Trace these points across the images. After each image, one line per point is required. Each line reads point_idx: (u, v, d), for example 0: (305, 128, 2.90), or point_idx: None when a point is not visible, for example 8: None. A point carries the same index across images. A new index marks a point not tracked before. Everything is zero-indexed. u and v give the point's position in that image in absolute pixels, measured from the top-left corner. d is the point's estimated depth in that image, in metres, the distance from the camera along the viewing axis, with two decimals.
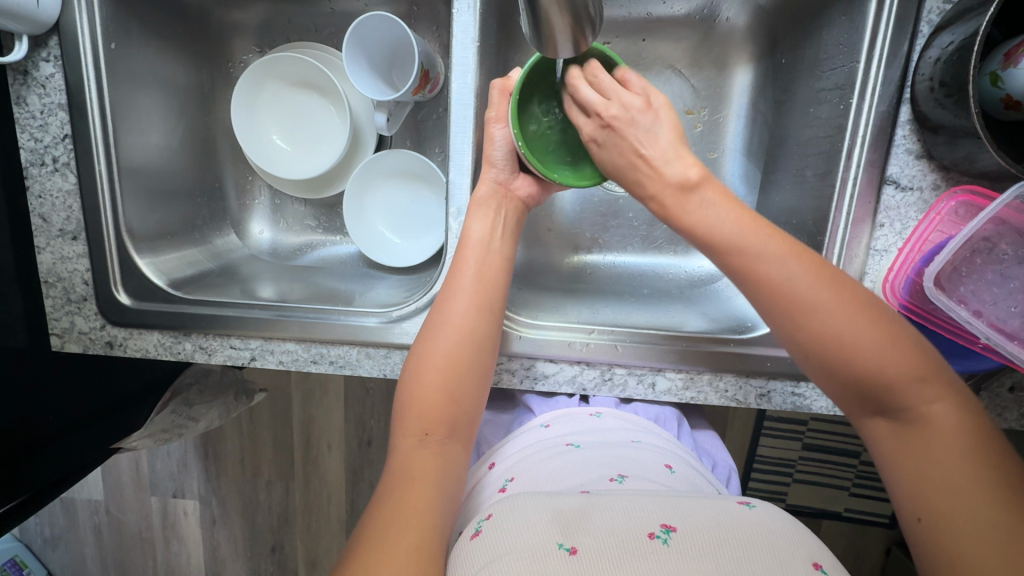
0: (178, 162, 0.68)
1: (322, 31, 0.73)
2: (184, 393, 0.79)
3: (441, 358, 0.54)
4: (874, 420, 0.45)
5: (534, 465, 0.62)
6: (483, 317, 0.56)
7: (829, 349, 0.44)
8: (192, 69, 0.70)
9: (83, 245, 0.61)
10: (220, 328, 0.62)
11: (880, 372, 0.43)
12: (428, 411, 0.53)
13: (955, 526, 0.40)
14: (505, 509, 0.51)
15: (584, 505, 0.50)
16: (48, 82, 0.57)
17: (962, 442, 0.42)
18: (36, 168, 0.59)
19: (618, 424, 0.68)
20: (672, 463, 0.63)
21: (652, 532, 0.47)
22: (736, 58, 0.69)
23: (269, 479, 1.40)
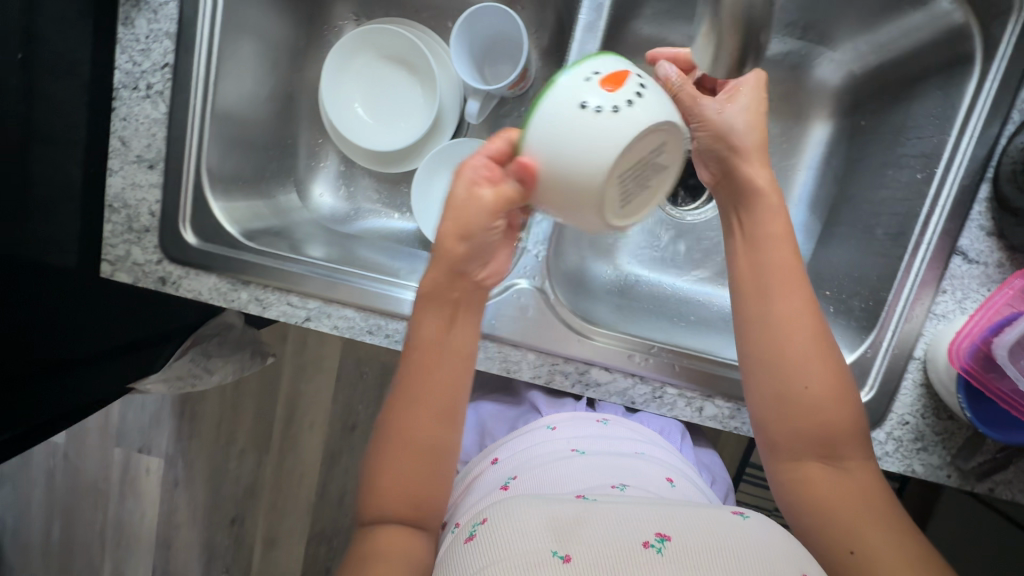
0: (261, 113, 0.68)
1: (421, 13, 0.74)
2: (202, 344, 0.85)
3: (400, 463, 0.51)
4: (809, 466, 0.51)
5: (536, 467, 0.63)
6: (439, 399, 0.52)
7: (806, 391, 0.51)
8: (291, 22, 0.69)
9: (158, 176, 0.60)
10: (282, 282, 0.61)
11: (834, 424, 0.50)
12: (410, 449, 0.51)
13: (878, 553, 0.46)
14: (502, 512, 0.50)
15: (580, 513, 0.49)
16: (160, 8, 0.57)
17: (874, 492, 0.49)
18: (128, 92, 0.58)
19: (625, 432, 0.69)
20: (672, 477, 0.63)
21: (648, 541, 0.46)
22: (816, 113, 0.71)
23: (242, 449, 1.36)
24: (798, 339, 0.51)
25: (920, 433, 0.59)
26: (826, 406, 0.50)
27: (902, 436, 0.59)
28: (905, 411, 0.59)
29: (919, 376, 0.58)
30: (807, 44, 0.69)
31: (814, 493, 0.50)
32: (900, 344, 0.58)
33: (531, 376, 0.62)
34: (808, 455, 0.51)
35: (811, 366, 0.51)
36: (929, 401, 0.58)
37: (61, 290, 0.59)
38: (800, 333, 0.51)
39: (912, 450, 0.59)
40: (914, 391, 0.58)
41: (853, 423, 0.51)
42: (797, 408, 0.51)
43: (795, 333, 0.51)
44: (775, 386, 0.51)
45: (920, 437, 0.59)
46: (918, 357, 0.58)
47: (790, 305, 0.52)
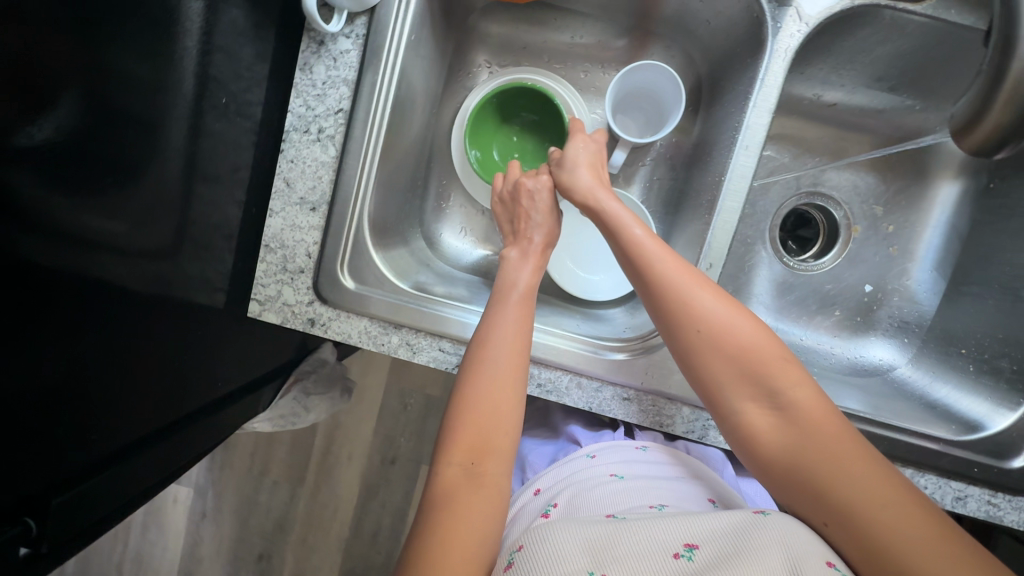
0: (405, 155, 0.68)
1: (554, 64, 0.75)
2: (303, 380, 0.85)
3: (471, 422, 0.54)
4: (753, 406, 0.51)
5: (578, 493, 0.62)
6: (515, 355, 0.56)
7: (710, 326, 0.51)
8: (440, 68, 0.71)
9: (319, 218, 0.60)
10: (436, 327, 0.61)
11: (755, 353, 0.51)
12: (484, 410, 0.55)
13: (856, 496, 0.45)
14: (538, 538, 0.49)
15: (609, 532, 0.49)
16: (341, 56, 0.57)
17: (822, 422, 0.49)
18: (298, 134, 0.58)
19: (665, 458, 0.69)
20: (715, 497, 0.63)
21: (676, 552, 0.46)
22: (941, 174, 0.74)
23: (275, 481, 1.32)
24: (700, 300, 0.52)
25: None
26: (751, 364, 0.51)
27: None
28: None
29: None
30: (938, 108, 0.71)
31: (782, 454, 0.49)
32: None
33: (684, 431, 0.61)
34: (757, 401, 0.51)
35: (733, 327, 0.51)
36: None
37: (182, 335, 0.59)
38: (703, 283, 0.53)
39: None
40: None
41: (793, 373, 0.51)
42: (711, 344, 0.51)
43: (692, 295, 0.52)
44: (683, 326, 0.52)
45: None
46: None
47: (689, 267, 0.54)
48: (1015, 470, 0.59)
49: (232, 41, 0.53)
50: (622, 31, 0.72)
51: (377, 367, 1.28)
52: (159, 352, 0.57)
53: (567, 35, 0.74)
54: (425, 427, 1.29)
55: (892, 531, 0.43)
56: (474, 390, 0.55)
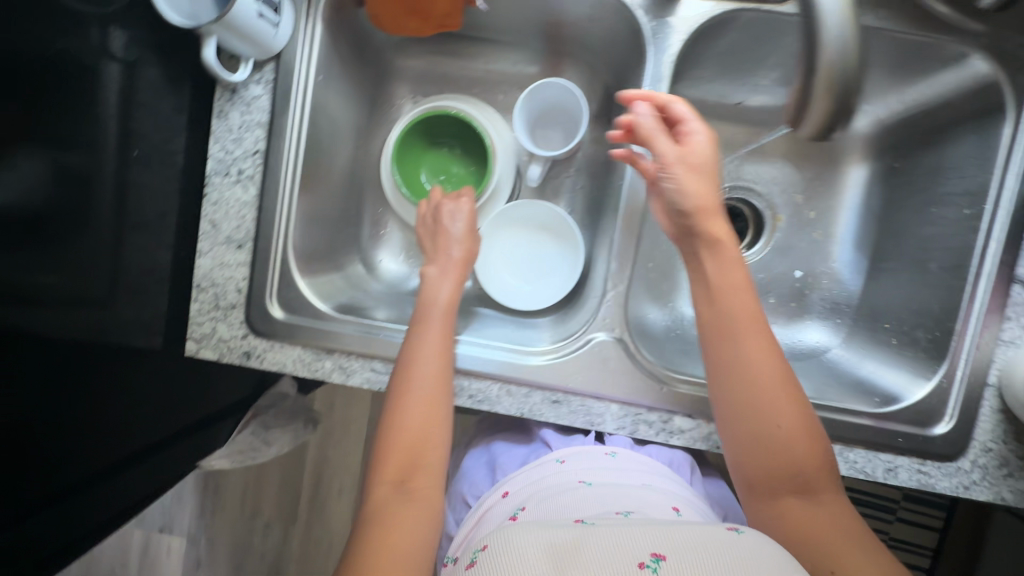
0: (332, 188, 0.71)
1: (474, 89, 0.78)
2: (263, 415, 0.86)
3: (402, 434, 0.57)
4: (744, 435, 0.55)
5: (547, 499, 0.61)
6: (437, 365, 0.59)
7: (761, 354, 0.55)
8: (360, 103, 0.74)
9: (246, 255, 0.62)
10: (367, 350, 0.63)
11: (780, 384, 0.55)
12: (414, 426, 0.57)
13: (824, 535, 0.50)
14: (500, 539, 0.49)
15: (576, 536, 0.49)
16: (253, 101, 0.61)
17: (806, 457, 0.53)
18: (219, 178, 0.62)
19: (634, 465, 0.66)
20: (679, 506, 0.61)
21: (642, 562, 0.45)
22: (850, 158, 0.76)
23: (268, 522, 1.31)
24: (766, 338, 0.56)
25: (1003, 459, 0.60)
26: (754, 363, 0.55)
27: (987, 463, 0.61)
28: (986, 438, 0.60)
29: (999, 404, 0.60)
30: None
31: (771, 483, 0.54)
32: (973, 372, 0.60)
33: (615, 428, 0.62)
34: (773, 431, 0.54)
35: (771, 358, 0.55)
36: (1009, 426, 0.60)
37: (130, 372, 0.61)
38: (749, 314, 0.56)
39: (999, 476, 0.61)
40: (992, 418, 0.60)
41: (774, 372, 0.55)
42: (775, 376, 0.55)
43: (757, 326, 0.56)
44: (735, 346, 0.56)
45: (1004, 463, 0.60)
46: (992, 385, 0.60)
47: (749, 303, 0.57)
48: (938, 436, 0.60)
49: (150, 96, 0.56)
50: (531, 51, 0.75)
51: (347, 398, 1.28)
52: (109, 391, 0.60)
53: (480, 65, 0.78)
54: None
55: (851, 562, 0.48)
56: (408, 406, 0.57)
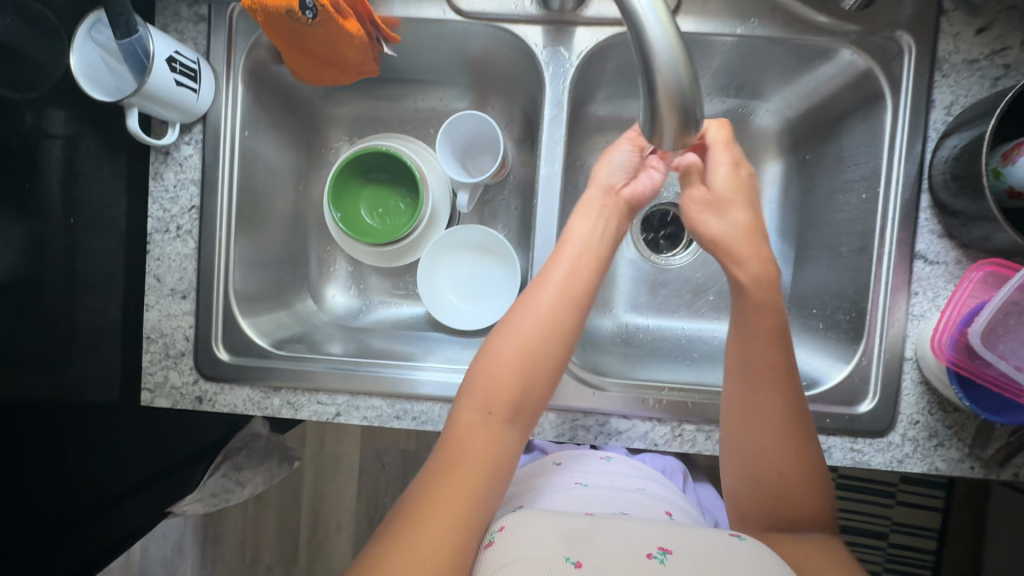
0: (274, 234, 0.75)
1: (405, 125, 0.82)
2: (234, 456, 0.87)
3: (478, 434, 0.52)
4: (742, 448, 0.57)
5: (552, 497, 0.62)
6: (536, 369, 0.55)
7: (768, 367, 0.56)
8: (296, 150, 0.78)
9: (190, 304, 0.66)
10: (311, 383, 0.66)
11: (786, 395, 0.55)
12: (478, 423, 0.53)
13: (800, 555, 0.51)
14: (517, 522, 0.51)
15: (587, 525, 0.50)
16: (185, 161, 0.66)
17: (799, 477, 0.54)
18: (160, 235, 0.66)
19: (628, 470, 0.68)
20: (671, 510, 0.63)
21: (649, 552, 0.46)
22: (765, 155, 0.79)
23: (269, 566, 1.31)
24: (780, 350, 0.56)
25: (933, 430, 0.62)
26: (782, 370, 0.56)
27: (917, 436, 0.62)
28: (913, 411, 0.62)
29: (919, 375, 0.62)
30: (743, 102, 0.77)
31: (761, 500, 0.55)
32: (889, 348, 0.62)
33: (555, 436, 0.65)
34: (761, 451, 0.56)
35: (774, 369, 0.56)
36: (932, 396, 0.62)
37: (94, 423, 0.64)
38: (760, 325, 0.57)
39: (930, 447, 0.62)
40: (916, 390, 0.62)
41: (797, 391, 0.56)
42: (774, 387, 0.56)
43: (774, 338, 0.56)
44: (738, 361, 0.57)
45: (934, 433, 0.62)
46: (910, 358, 0.62)
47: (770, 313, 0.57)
48: (863, 413, 0.62)
49: (91, 166, 0.61)
50: (447, 88, 0.79)
51: (329, 435, 1.29)
52: (76, 438, 0.62)
53: (410, 99, 0.81)
54: (405, 481, 1.30)
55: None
56: (494, 346, 0.56)
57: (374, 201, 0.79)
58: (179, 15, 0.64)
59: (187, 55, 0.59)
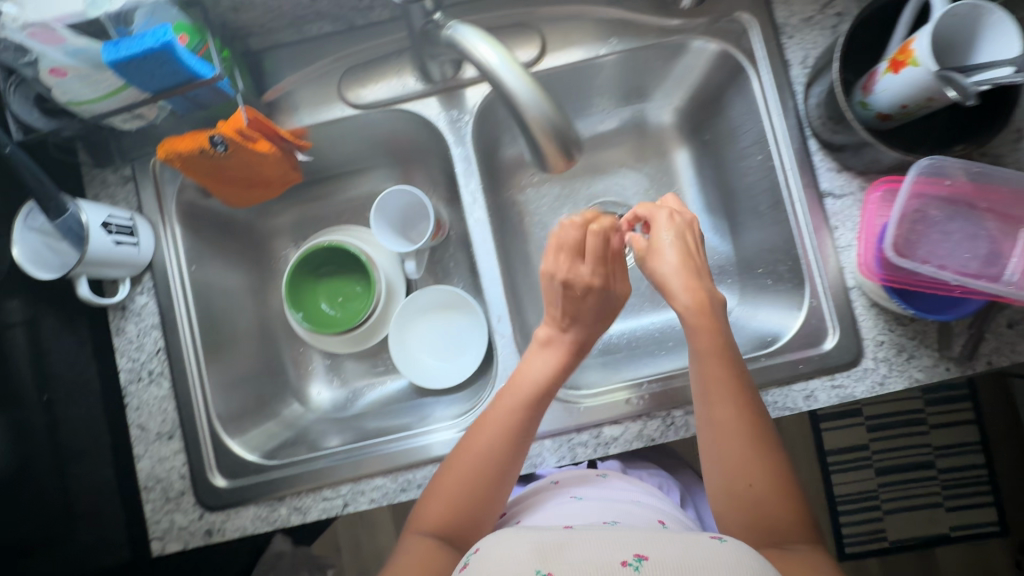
0: (244, 351, 0.78)
1: (343, 215, 0.87)
2: None
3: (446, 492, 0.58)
4: (713, 462, 0.58)
5: (541, 513, 0.62)
6: (511, 433, 0.59)
7: (714, 382, 0.58)
8: (247, 269, 0.82)
9: (178, 442, 0.67)
10: (313, 483, 0.66)
11: (737, 411, 0.57)
12: (453, 478, 0.58)
13: (793, 562, 0.50)
14: (490, 538, 0.49)
15: (564, 537, 0.48)
16: (142, 309, 0.69)
17: (771, 482, 0.55)
18: (134, 384, 0.68)
19: (624, 485, 0.68)
20: (664, 519, 0.61)
21: (625, 560, 0.44)
22: (672, 145, 0.85)
23: None
24: (718, 363, 0.58)
25: (899, 345, 0.65)
26: (730, 386, 0.57)
27: (887, 354, 0.64)
28: (875, 332, 0.65)
29: (867, 299, 0.65)
30: (636, 106, 0.84)
31: (743, 512, 0.55)
32: (832, 283, 0.66)
33: (557, 461, 0.66)
34: (735, 461, 0.56)
35: (721, 382, 0.58)
36: (886, 314, 0.65)
37: None
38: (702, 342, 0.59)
39: (903, 362, 0.64)
40: (870, 313, 0.65)
41: (750, 402, 0.58)
42: (727, 399, 0.57)
43: (710, 351, 0.59)
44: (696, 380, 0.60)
45: (902, 348, 0.64)
46: (854, 286, 0.65)
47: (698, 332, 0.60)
48: (830, 349, 0.65)
49: (57, 341, 0.63)
50: (370, 172, 0.84)
51: (362, 534, 1.25)
52: None
53: (340, 192, 0.86)
54: None
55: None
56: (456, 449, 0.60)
57: (334, 293, 0.83)
58: (107, 181, 0.69)
59: (120, 216, 0.64)
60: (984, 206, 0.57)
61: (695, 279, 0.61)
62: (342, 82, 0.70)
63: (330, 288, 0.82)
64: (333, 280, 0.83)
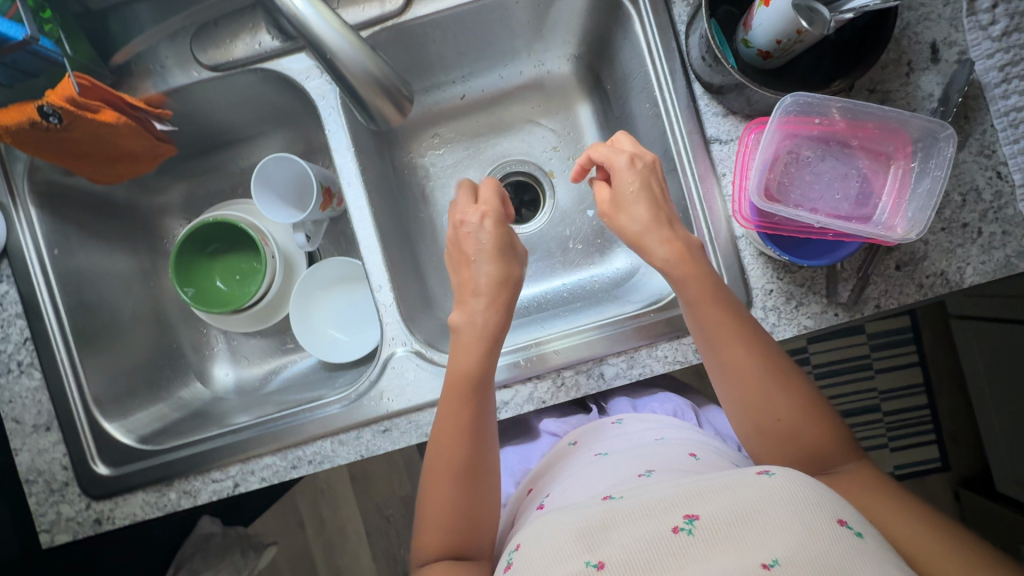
0: (132, 336, 0.75)
1: (236, 189, 0.83)
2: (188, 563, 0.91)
3: (438, 503, 0.53)
4: (739, 416, 0.53)
5: (567, 481, 0.59)
6: (462, 406, 0.56)
7: (721, 334, 0.53)
8: (132, 251, 0.79)
9: (57, 433, 0.65)
10: (199, 465, 0.65)
11: (749, 353, 0.52)
12: (441, 485, 0.54)
13: (862, 492, 0.48)
14: (530, 531, 0.46)
15: (605, 510, 0.44)
16: (4, 298, 0.66)
17: (808, 418, 0.51)
18: (4, 377, 0.65)
19: (642, 425, 0.66)
20: (697, 451, 0.59)
21: (675, 526, 0.41)
22: (576, 98, 0.82)
23: None
24: (717, 317, 0.53)
25: (788, 292, 0.63)
26: (742, 332, 0.52)
27: (776, 303, 0.63)
28: (764, 281, 0.64)
29: (755, 246, 0.63)
30: (534, 57, 0.80)
31: (790, 458, 0.51)
32: (720, 233, 0.64)
33: None
34: (764, 410, 0.51)
35: (727, 334, 0.53)
36: (774, 262, 0.64)
37: None
38: (700, 296, 0.53)
39: (792, 309, 0.63)
40: (758, 262, 0.64)
41: (760, 338, 0.53)
42: (739, 351, 0.52)
43: (710, 307, 0.53)
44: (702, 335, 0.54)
45: (790, 295, 0.63)
46: (742, 235, 0.64)
47: (695, 289, 0.53)
48: None
49: None
50: (258, 141, 0.80)
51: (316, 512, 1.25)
52: None
53: (229, 165, 0.81)
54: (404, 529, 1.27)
55: (898, 520, 0.45)
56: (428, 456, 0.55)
57: (229, 269, 0.79)
58: None
59: None
60: (856, 143, 0.56)
61: (667, 230, 0.55)
62: (195, 41, 0.65)
63: (224, 265, 0.79)
64: (225, 256, 0.79)
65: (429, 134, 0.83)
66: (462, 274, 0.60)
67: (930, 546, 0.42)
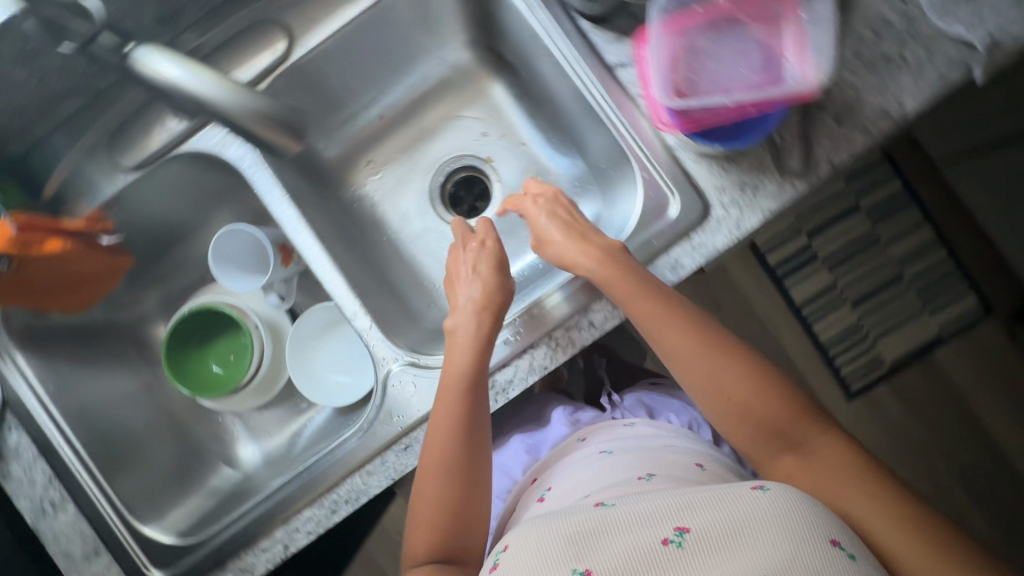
0: (150, 444, 0.77)
1: (203, 277, 0.85)
2: None
3: (426, 512, 0.60)
4: (697, 392, 0.61)
5: (569, 476, 0.67)
6: (452, 432, 0.59)
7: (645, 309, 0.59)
8: (127, 366, 0.81)
9: (106, 555, 0.67)
10: (246, 540, 0.66)
11: (685, 335, 0.60)
12: (429, 503, 0.60)
13: (818, 470, 0.56)
14: (518, 535, 0.52)
15: (598, 518, 0.50)
16: (18, 447, 0.68)
17: (762, 399, 0.58)
18: (42, 519, 0.67)
19: (651, 431, 0.73)
20: (702, 460, 0.66)
21: (666, 538, 0.46)
22: (486, 81, 0.84)
23: None
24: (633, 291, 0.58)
25: (741, 183, 0.63)
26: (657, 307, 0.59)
27: (732, 196, 0.63)
28: (713, 179, 0.63)
29: (692, 151, 0.63)
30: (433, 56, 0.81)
31: (746, 434, 0.59)
32: (654, 150, 0.65)
33: None
34: (718, 390, 0.59)
35: (648, 309, 0.58)
36: (716, 159, 0.63)
37: None
38: (613, 278, 0.59)
39: (751, 197, 0.63)
40: (701, 164, 0.64)
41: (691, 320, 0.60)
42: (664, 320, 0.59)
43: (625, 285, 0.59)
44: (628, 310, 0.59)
45: (744, 184, 0.63)
46: (676, 144, 0.64)
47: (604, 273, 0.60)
48: (677, 216, 0.64)
49: None
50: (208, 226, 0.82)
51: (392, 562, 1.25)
52: None
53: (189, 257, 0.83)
54: None
55: (839, 493, 0.53)
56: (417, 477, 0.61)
57: (221, 351, 0.80)
58: None
59: None
60: (746, 16, 0.56)
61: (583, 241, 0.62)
62: (116, 154, 0.69)
63: (214, 349, 0.80)
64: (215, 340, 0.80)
65: (362, 163, 0.85)
66: (455, 294, 0.66)
67: (872, 520, 0.51)
